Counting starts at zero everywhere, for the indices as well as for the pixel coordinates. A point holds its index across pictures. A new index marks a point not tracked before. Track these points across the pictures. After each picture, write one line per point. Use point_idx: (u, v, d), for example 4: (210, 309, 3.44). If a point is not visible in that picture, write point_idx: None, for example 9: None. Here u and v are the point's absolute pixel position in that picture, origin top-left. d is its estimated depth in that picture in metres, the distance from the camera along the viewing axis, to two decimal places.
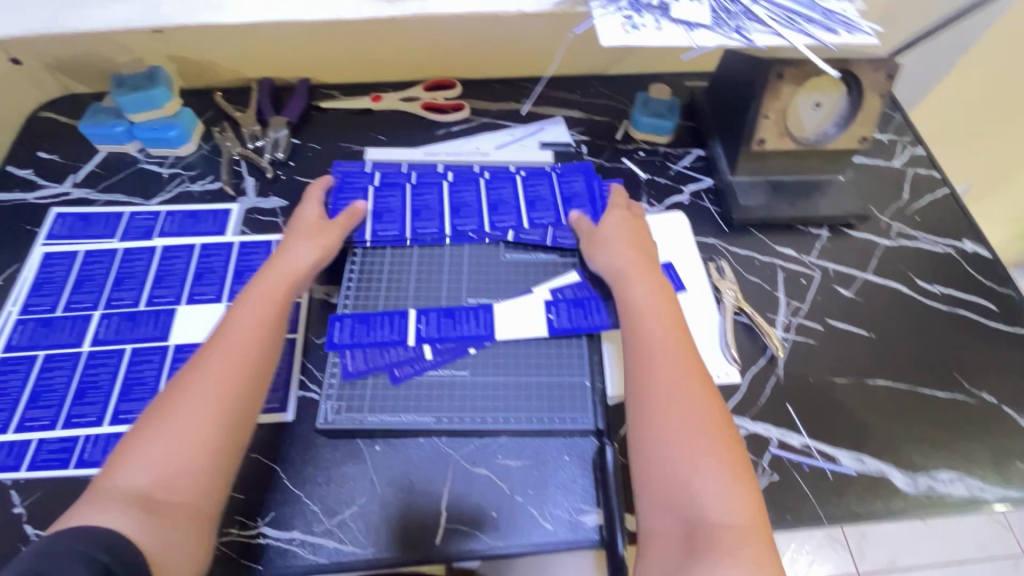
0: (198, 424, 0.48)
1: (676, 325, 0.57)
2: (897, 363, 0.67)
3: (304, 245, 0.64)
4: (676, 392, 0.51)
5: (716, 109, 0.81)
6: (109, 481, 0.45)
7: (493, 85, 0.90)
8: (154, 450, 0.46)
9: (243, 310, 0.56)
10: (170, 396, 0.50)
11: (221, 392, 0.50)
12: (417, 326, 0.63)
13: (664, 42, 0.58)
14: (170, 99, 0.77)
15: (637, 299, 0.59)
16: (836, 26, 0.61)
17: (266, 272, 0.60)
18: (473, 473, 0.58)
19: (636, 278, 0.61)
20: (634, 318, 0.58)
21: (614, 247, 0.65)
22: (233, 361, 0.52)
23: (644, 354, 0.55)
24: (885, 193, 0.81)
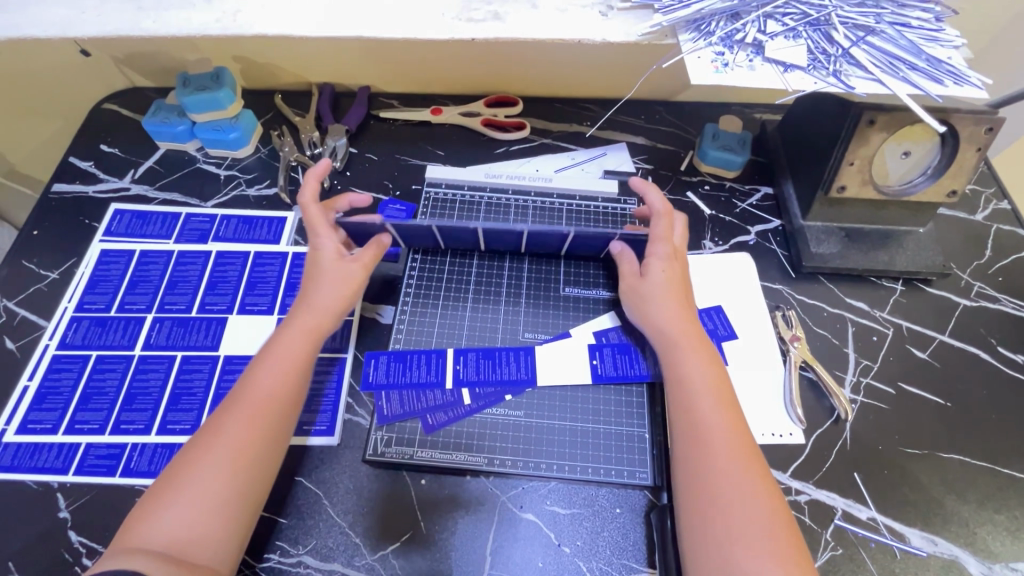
0: (218, 482, 0.47)
1: (728, 403, 0.53)
2: (976, 437, 0.63)
3: (326, 289, 0.59)
4: (733, 484, 0.48)
5: (791, 148, 0.77)
6: (136, 532, 0.44)
7: (555, 104, 0.88)
8: (177, 507, 0.46)
9: (267, 356, 0.54)
10: (191, 449, 0.49)
11: (242, 448, 0.49)
12: (456, 367, 0.62)
13: (757, 83, 0.55)
14: (233, 101, 0.76)
15: (689, 369, 0.55)
16: (942, 74, 0.56)
17: (297, 314, 0.57)
18: (520, 518, 0.56)
19: (688, 343, 0.57)
20: (682, 393, 0.54)
21: (662, 299, 0.59)
22: (251, 415, 0.50)
23: (697, 437, 0.51)
24: (966, 248, 0.76)
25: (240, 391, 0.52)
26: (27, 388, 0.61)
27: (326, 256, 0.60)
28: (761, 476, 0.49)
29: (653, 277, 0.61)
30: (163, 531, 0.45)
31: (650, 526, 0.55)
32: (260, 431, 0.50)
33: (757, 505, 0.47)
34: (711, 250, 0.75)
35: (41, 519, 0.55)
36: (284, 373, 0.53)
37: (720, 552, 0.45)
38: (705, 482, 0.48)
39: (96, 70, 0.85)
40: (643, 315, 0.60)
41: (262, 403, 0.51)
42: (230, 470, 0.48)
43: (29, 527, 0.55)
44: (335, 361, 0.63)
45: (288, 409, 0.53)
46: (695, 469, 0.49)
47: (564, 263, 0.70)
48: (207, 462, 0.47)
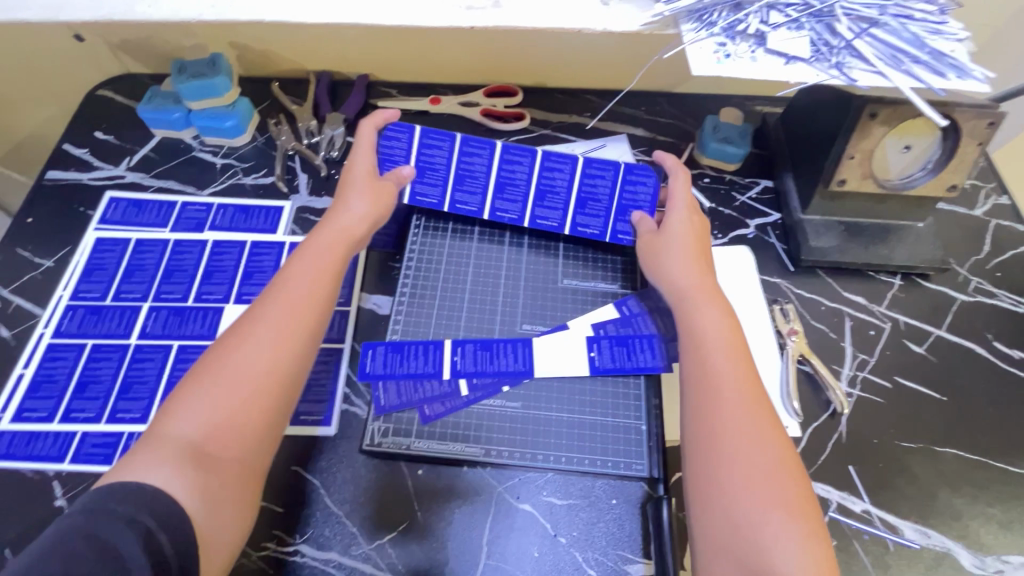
0: (247, 380, 0.48)
1: (740, 351, 0.54)
2: (970, 432, 0.63)
3: (359, 208, 0.61)
4: (741, 424, 0.49)
5: (792, 141, 0.77)
6: (163, 426, 0.45)
7: (556, 94, 0.87)
8: (205, 399, 0.46)
9: (299, 266, 0.56)
10: (222, 349, 0.50)
11: (275, 350, 0.50)
12: (454, 358, 0.61)
13: (759, 75, 0.55)
14: (230, 88, 0.75)
15: (703, 318, 0.57)
16: (946, 68, 0.56)
17: (326, 233, 0.59)
18: (517, 509, 0.56)
19: (703, 294, 0.58)
20: (696, 339, 0.55)
21: (674, 254, 0.61)
22: (286, 318, 0.51)
23: (706, 379, 0.52)
24: (964, 244, 0.76)
25: (274, 292, 0.53)
26: (23, 375, 0.61)
27: (362, 177, 0.63)
28: (770, 421, 0.50)
29: (667, 233, 0.63)
30: (191, 423, 0.45)
31: (647, 517, 0.55)
32: (293, 337, 0.51)
33: (762, 446, 0.48)
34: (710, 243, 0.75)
35: (37, 507, 0.55)
36: (315, 281, 0.55)
37: (721, 491, 0.46)
38: (712, 423, 0.49)
39: (90, 55, 0.84)
40: (657, 271, 0.62)
41: (295, 308, 0.52)
42: (263, 370, 0.48)
43: (25, 515, 0.55)
44: (332, 352, 0.63)
45: (318, 314, 0.54)
46: (705, 410, 0.50)
47: (563, 254, 0.70)
48: (239, 358, 0.48)
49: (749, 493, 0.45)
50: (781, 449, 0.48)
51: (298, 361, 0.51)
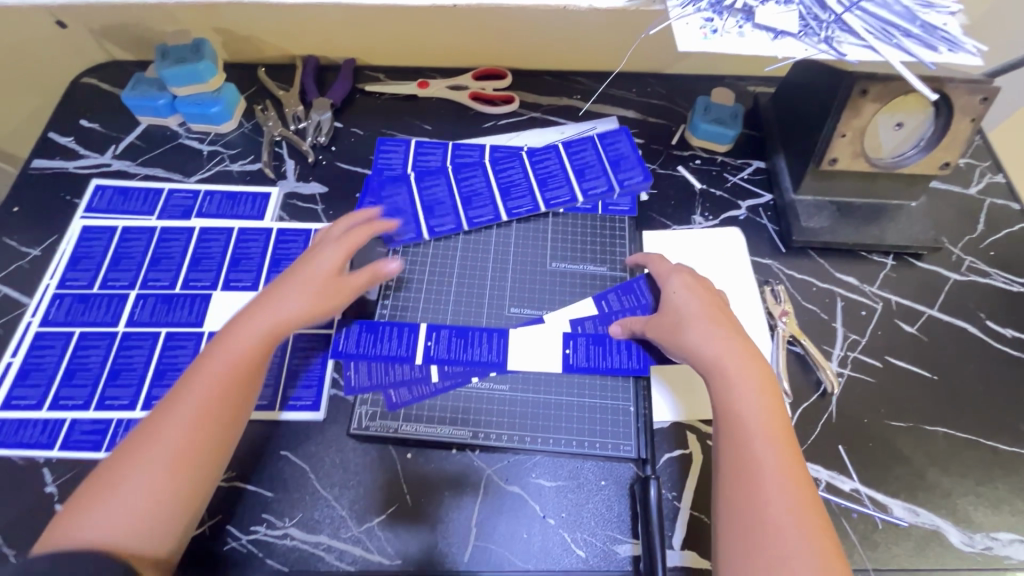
0: (154, 486, 0.46)
1: (783, 441, 0.49)
2: (961, 410, 0.63)
3: (297, 302, 0.56)
4: (787, 533, 0.44)
5: (784, 120, 0.76)
6: (68, 527, 0.44)
7: (545, 77, 0.86)
8: (113, 503, 0.45)
9: (227, 340, 0.53)
10: (139, 435, 0.48)
11: (185, 450, 0.48)
12: (427, 343, 0.61)
13: (747, 50, 0.54)
14: (214, 74, 0.74)
15: (742, 401, 0.51)
16: (937, 42, 0.55)
17: (261, 305, 0.55)
18: (506, 491, 0.56)
19: (738, 372, 0.52)
20: (733, 426, 0.50)
21: (697, 327, 0.56)
22: (199, 418, 0.49)
23: (747, 473, 0.47)
24: (958, 222, 0.75)
25: (192, 384, 0.50)
26: (11, 364, 0.61)
27: (315, 266, 0.58)
28: (818, 521, 0.45)
29: (682, 304, 0.58)
30: (96, 527, 0.44)
31: (635, 497, 0.56)
32: (209, 427, 0.49)
33: (799, 545, 0.43)
34: (701, 225, 0.74)
35: (27, 493, 0.55)
36: (236, 369, 0.52)
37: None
38: (753, 525, 0.45)
39: (74, 42, 0.83)
40: (685, 340, 0.56)
41: (210, 414, 0.49)
42: (168, 480, 0.47)
43: (16, 502, 0.55)
44: (317, 338, 0.62)
45: (236, 411, 0.51)
46: (742, 494, 0.46)
47: (551, 236, 0.70)
48: (146, 462, 0.46)
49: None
50: (822, 544, 0.43)
51: (215, 450, 0.49)
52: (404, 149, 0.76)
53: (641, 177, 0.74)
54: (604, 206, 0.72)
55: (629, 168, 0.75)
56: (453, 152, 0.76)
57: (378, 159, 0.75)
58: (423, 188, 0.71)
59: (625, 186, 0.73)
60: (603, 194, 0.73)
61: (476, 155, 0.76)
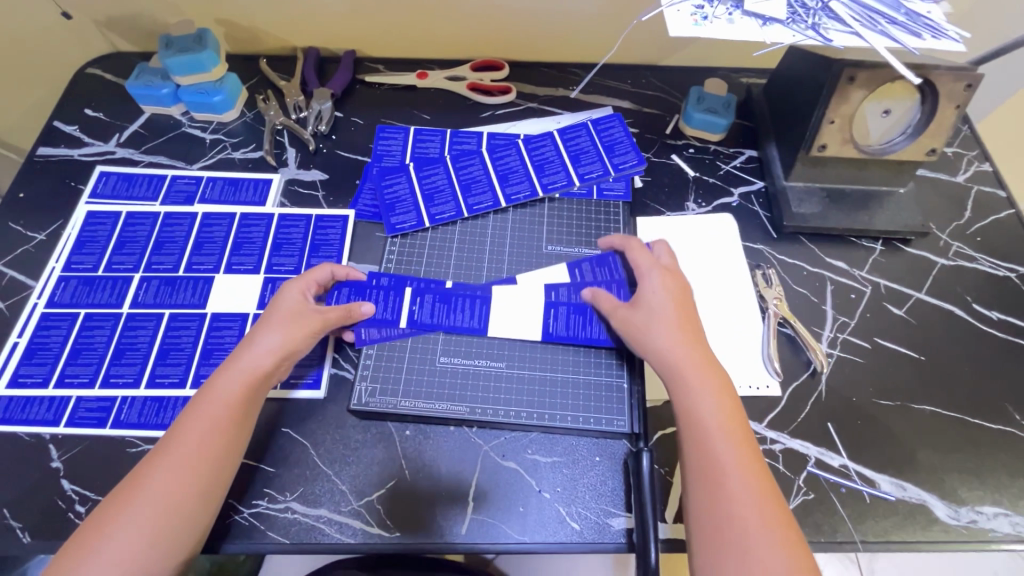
0: (135, 541, 0.45)
1: (742, 438, 0.51)
2: (948, 389, 0.64)
3: (273, 336, 0.54)
4: (753, 531, 0.45)
5: (776, 109, 0.77)
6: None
7: (542, 68, 0.87)
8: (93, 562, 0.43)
9: (202, 398, 0.51)
10: (118, 496, 0.47)
11: (167, 504, 0.46)
12: (411, 308, 0.63)
13: (736, 36, 0.55)
14: (217, 63, 0.76)
15: (701, 401, 0.52)
16: (921, 29, 0.56)
17: (234, 358, 0.54)
18: (502, 466, 0.57)
19: (697, 373, 0.54)
20: (693, 429, 0.51)
21: (662, 327, 0.56)
22: (179, 471, 0.48)
23: (709, 474, 0.48)
24: (946, 209, 0.77)
25: (169, 441, 0.49)
26: (17, 344, 0.62)
27: (286, 305, 0.57)
28: (786, 525, 0.46)
29: (649, 299, 0.58)
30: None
31: (628, 471, 0.57)
32: (190, 479, 0.48)
33: (765, 541, 0.44)
34: (694, 211, 0.76)
35: (34, 468, 0.56)
36: (212, 422, 0.50)
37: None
38: (720, 524, 0.46)
39: (80, 34, 0.84)
40: (646, 344, 0.57)
41: (189, 465, 0.48)
42: (149, 535, 0.45)
43: (23, 476, 0.56)
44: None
45: (220, 460, 0.49)
46: (710, 507, 0.47)
47: (546, 221, 0.71)
48: (125, 519, 0.45)
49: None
50: (786, 535, 0.45)
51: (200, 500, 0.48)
52: (404, 137, 0.78)
53: (633, 161, 0.75)
54: (600, 193, 0.74)
55: (622, 152, 0.76)
56: (451, 139, 0.78)
57: (378, 146, 0.77)
58: (423, 175, 0.73)
59: (621, 173, 0.75)
60: (598, 179, 0.74)
61: (474, 143, 0.77)
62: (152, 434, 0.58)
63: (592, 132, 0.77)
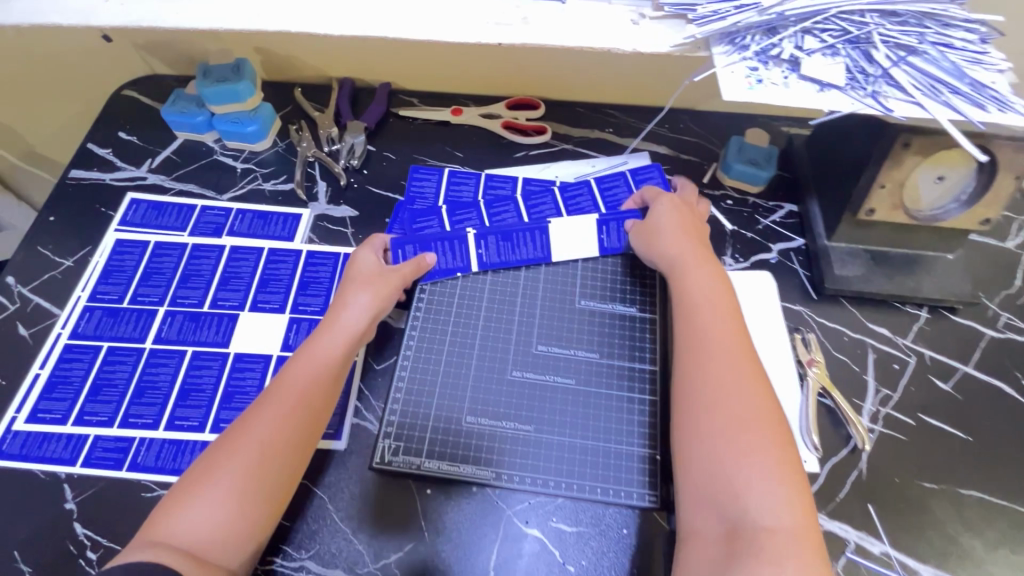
0: (239, 487, 0.47)
1: (731, 313, 0.56)
2: (996, 473, 0.61)
3: (364, 297, 0.60)
4: (724, 374, 0.51)
5: (819, 165, 0.75)
6: (162, 526, 0.45)
7: (578, 108, 0.86)
8: (205, 500, 0.46)
9: (303, 354, 0.55)
10: (223, 442, 0.50)
11: (271, 446, 0.49)
12: (478, 251, 0.68)
13: (792, 102, 0.53)
14: (253, 94, 0.75)
15: (693, 284, 0.59)
16: (985, 101, 0.54)
17: (331, 317, 0.58)
18: (525, 535, 0.55)
19: (692, 263, 0.61)
20: (687, 306, 0.58)
21: (668, 236, 0.64)
22: (283, 415, 0.51)
23: (695, 347, 0.54)
24: (995, 277, 0.74)
25: (272, 389, 0.53)
26: (39, 375, 0.61)
27: (367, 270, 0.63)
28: (772, 405, 0.50)
29: (659, 220, 0.66)
30: (187, 527, 0.45)
31: (658, 550, 0.54)
32: (290, 430, 0.51)
33: (746, 404, 0.50)
34: (731, 266, 0.74)
35: (48, 510, 0.55)
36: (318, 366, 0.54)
37: (704, 452, 0.48)
38: (698, 387, 0.51)
39: (120, 56, 0.85)
40: (652, 251, 0.65)
41: (281, 425, 0.50)
42: (257, 473, 0.48)
43: (36, 518, 0.55)
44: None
45: (321, 408, 0.53)
46: (690, 370, 0.53)
47: (580, 276, 0.68)
48: (233, 462, 0.48)
49: (731, 454, 0.47)
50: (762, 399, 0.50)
51: (301, 445, 0.51)
52: (438, 179, 0.77)
53: None
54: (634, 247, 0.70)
55: None
56: (486, 183, 0.76)
57: (412, 188, 0.75)
58: (455, 217, 0.70)
59: None
60: None
61: (508, 188, 0.76)
62: (168, 481, 0.56)
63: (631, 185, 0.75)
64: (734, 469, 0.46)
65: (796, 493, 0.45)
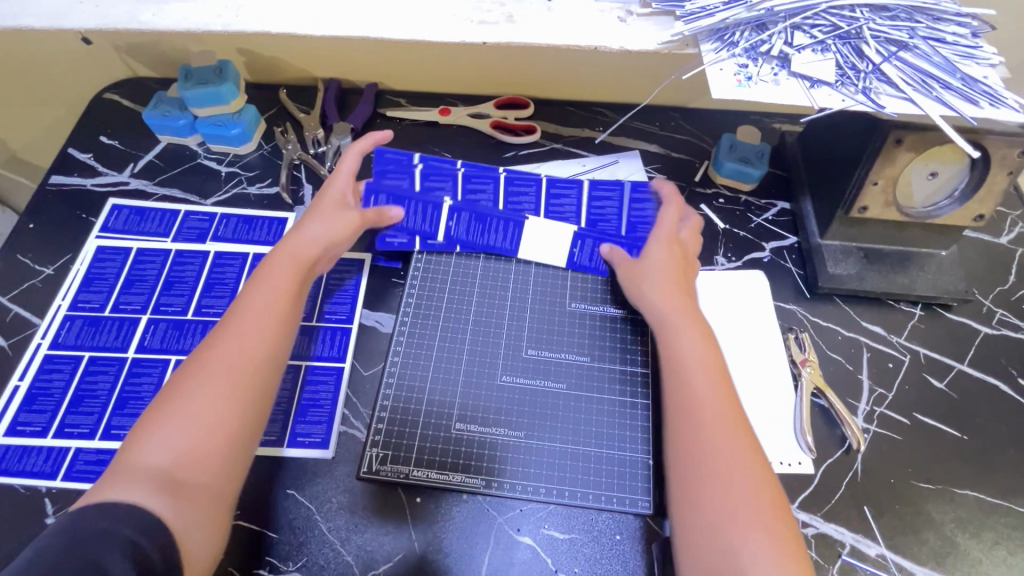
0: (208, 406, 0.47)
1: (719, 374, 0.53)
2: (992, 473, 0.60)
3: (326, 224, 0.60)
4: (719, 445, 0.49)
5: (812, 161, 0.74)
6: (130, 459, 0.44)
7: (567, 107, 0.85)
8: (173, 425, 0.45)
9: (259, 280, 0.55)
10: (186, 373, 0.49)
11: (235, 368, 0.49)
12: (449, 224, 0.68)
13: (782, 99, 0.52)
14: (236, 96, 0.74)
15: (683, 341, 0.56)
16: (977, 96, 0.53)
17: (288, 245, 0.58)
18: (516, 543, 0.54)
19: (682, 320, 0.57)
20: (676, 367, 0.54)
21: (654, 280, 0.60)
22: (243, 337, 0.51)
23: (687, 411, 0.51)
24: (989, 274, 0.73)
25: (228, 318, 0.52)
26: (18, 387, 0.60)
27: (330, 199, 0.63)
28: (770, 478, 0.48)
29: (649, 263, 0.62)
30: (159, 451, 0.44)
31: (652, 557, 0.53)
32: (255, 352, 0.50)
33: (745, 474, 0.47)
34: (723, 266, 0.73)
35: (28, 525, 0.54)
36: (277, 291, 0.54)
37: (705, 530, 0.46)
38: (694, 457, 0.49)
39: (101, 59, 0.83)
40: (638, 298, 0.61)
41: (243, 347, 0.50)
42: (226, 390, 0.48)
43: (15, 535, 0.53)
44: (290, 368, 0.61)
45: (280, 326, 0.53)
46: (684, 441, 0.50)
47: (570, 280, 0.67)
48: (201, 384, 0.48)
49: (737, 531, 0.45)
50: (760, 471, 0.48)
51: (268, 364, 0.51)
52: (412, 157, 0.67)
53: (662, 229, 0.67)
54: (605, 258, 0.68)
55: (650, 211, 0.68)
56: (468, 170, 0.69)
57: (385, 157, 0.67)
58: (428, 178, 0.67)
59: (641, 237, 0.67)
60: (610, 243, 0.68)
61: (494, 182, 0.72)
62: None
63: (626, 202, 0.68)
64: (739, 550, 0.44)
65: (799, 571, 0.44)
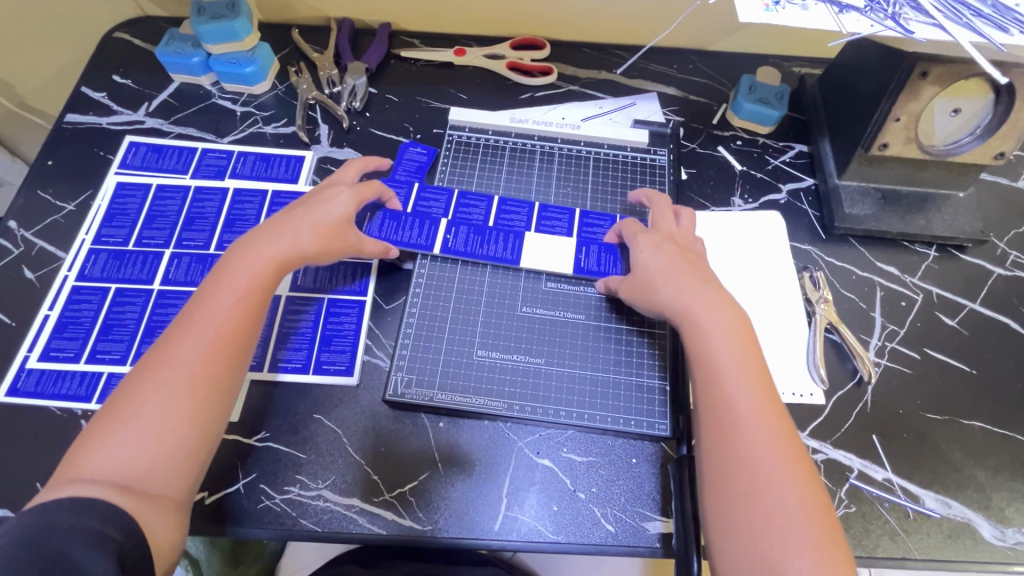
0: (168, 413, 0.45)
1: (760, 378, 0.50)
2: (1000, 406, 0.62)
3: (302, 229, 0.56)
4: (760, 451, 0.46)
5: (831, 103, 0.73)
6: (80, 463, 0.43)
7: (584, 49, 0.83)
8: (128, 432, 0.44)
9: (219, 285, 0.51)
10: (140, 374, 0.47)
11: (197, 381, 0.47)
12: (446, 236, 0.65)
13: (811, 24, 0.51)
14: (250, 32, 0.72)
15: (716, 341, 0.51)
16: (1009, 24, 0.51)
17: (261, 244, 0.54)
18: (535, 464, 0.56)
19: (707, 314, 0.53)
20: (707, 369, 0.51)
21: (672, 279, 0.56)
22: (205, 348, 0.48)
23: (725, 416, 0.48)
24: (1006, 217, 0.73)
25: (188, 321, 0.50)
26: (48, 316, 0.61)
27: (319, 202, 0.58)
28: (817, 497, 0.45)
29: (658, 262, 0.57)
30: (112, 458, 0.43)
31: (668, 475, 0.56)
32: (215, 360, 0.48)
33: (786, 491, 0.44)
34: (739, 208, 0.73)
35: (65, 444, 0.56)
36: (241, 297, 0.51)
37: (746, 540, 0.43)
38: (730, 466, 0.46)
39: None
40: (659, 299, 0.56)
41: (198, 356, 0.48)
42: (184, 398, 0.46)
43: (55, 452, 0.56)
44: (312, 301, 0.62)
45: (243, 343, 0.50)
46: (722, 447, 0.47)
47: (590, 198, 0.70)
48: (158, 391, 0.46)
49: (776, 533, 0.43)
50: (800, 475, 0.45)
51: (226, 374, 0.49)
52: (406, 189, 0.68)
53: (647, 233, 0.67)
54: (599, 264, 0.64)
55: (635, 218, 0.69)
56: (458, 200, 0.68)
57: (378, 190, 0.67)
58: (423, 195, 0.68)
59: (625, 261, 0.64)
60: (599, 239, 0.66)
61: (482, 211, 0.67)
62: None
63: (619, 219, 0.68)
64: (780, 547, 0.42)
65: None
